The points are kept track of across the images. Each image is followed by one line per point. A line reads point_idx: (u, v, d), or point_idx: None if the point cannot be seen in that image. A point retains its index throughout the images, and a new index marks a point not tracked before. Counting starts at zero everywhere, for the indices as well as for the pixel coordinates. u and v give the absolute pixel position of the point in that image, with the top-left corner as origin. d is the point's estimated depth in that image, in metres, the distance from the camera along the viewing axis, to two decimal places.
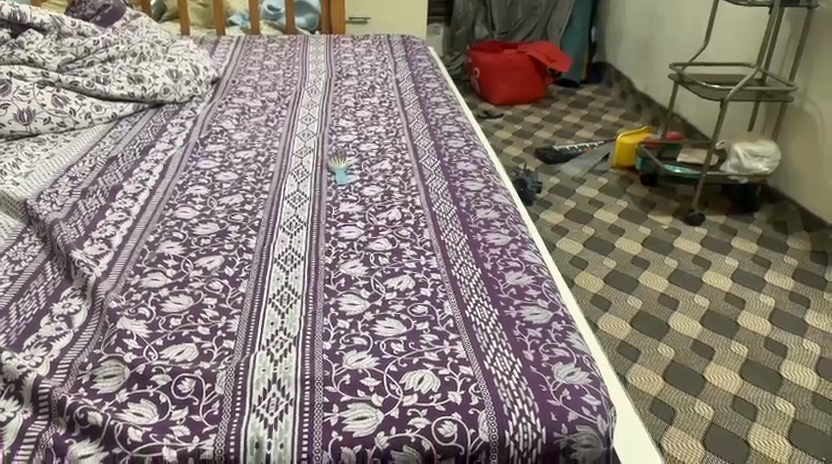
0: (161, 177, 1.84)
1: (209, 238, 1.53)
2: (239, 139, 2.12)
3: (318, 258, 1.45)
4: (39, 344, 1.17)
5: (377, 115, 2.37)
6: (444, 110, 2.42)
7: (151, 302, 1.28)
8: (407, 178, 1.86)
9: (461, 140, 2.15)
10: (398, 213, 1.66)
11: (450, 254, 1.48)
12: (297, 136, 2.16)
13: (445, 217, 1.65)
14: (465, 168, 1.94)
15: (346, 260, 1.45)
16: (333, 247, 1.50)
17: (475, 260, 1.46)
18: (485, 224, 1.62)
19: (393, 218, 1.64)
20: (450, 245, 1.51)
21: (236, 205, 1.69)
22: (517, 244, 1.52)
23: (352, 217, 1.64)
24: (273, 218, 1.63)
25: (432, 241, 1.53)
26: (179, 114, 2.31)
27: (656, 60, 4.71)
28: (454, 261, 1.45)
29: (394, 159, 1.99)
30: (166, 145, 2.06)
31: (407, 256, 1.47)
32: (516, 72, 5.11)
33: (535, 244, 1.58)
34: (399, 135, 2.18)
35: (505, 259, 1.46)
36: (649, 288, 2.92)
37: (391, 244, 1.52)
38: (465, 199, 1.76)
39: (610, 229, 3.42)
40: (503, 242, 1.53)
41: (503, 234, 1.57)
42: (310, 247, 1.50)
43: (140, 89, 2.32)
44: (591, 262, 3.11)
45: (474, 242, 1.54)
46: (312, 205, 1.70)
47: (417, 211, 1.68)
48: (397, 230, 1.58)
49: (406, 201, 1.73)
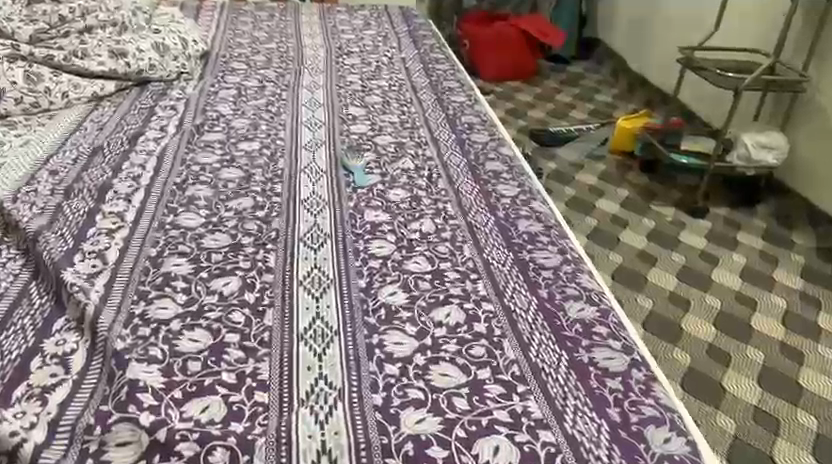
0: (156, 172, 1.63)
1: (222, 252, 1.34)
2: (239, 127, 1.90)
3: (350, 282, 1.29)
4: (32, 397, 0.99)
5: (389, 101, 2.16)
6: (460, 98, 2.22)
7: (163, 340, 1.11)
8: (433, 181, 1.69)
9: (486, 133, 1.98)
10: (431, 225, 1.50)
11: (498, 279, 1.34)
12: (303, 125, 1.94)
13: (484, 229, 1.50)
14: (494, 169, 1.78)
15: (382, 284, 1.29)
16: (364, 267, 1.34)
17: (527, 286, 1.33)
18: (527, 241, 1.48)
19: (424, 230, 1.47)
20: (495, 266, 1.37)
21: (248, 211, 1.50)
22: (569, 267, 1.40)
23: (379, 229, 1.47)
24: (292, 227, 1.45)
25: (475, 261, 1.38)
26: (167, 95, 2.07)
27: (651, 38, 4.55)
28: (504, 289, 1.31)
29: (415, 155, 1.81)
30: (157, 133, 1.83)
31: (450, 281, 1.32)
32: (507, 50, 4.87)
33: (587, 264, 1.44)
34: (416, 125, 1.99)
35: (561, 286, 1.34)
36: (658, 286, 2.81)
37: (429, 263, 1.36)
38: (500, 206, 1.60)
39: (613, 220, 3.29)
40: (553, 263, 1.40)
41: (551, 255, 1.44)
42: (339, 267, 1.33)
43: (123, 65, 2.06)
44: (595, 257, 2.99)
45: (522, 261, 1.41)
46: (332, 212, 1.51)
47: (451, 222, 1.52)
48: (431, 247, 1.42)
49: (437, 210, 1.56)
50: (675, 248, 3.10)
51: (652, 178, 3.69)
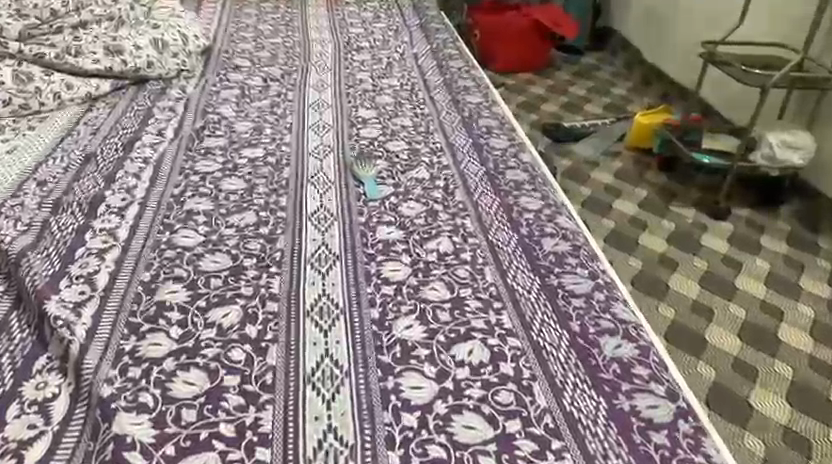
0: (153, 183, 1.52)
1: (221, 277, 1.29)
2: (242, 131, 1.79)
3: (362, 315, 1.25)
4: (6, 454, 0.94)
5: (401, 102, 2.04)
6: (477, 98, 2.09)
7: (154, 383, 1.07)
8: (449, 192, 1.63)
9: (503, 139, 1.89)
10: (449, 244, 1.45)
11: (525, 309, 1.30)
12: (309, 129, 1.84)
13: (507, 249, 1.46)
14: (514, 182, 1.69)
15: (402, 316, 1.26)
16: (379, 297, 1.30)
17: (558, 319, 1.29)
18: (549, 265, 1.43)
19: (441, 252, 1.43)
20: (521, 294, 1.34)
21: (250, 230, 1.42)
22: (601, 295, 1.36)
23: (392, 252, 1.42)
24: (301, 246, 1.40)
25: (498, 286, 1.35)
26: (166, 94, 1.95)
27: (662, 29, 4.37)
28: (531, 321, 1.28)
29: (430, 164, 1.74)
30: (154, 137, 1.71)
31: (473, 314, 1.27)
32: (514, 47, 4.66)
33: (621, 293, 1.39)
34: (430, 130, 1.90)
35: (595, 317, 1.31)
36: (680, 294, 2.69)
37: (448, 290, 1.32)
38: (521, 224, 1.55)
39: (631, 222, 3.17)
40: (585, 290, 1.37)
41: (581, 279, 1.40)
42: (350, 296, 1.29)
43: (120, 63, 1.95)
44: (614, 262, 2.87)
45: (550, 288, 1.37)
46: (340, 229, 1.47)
47: (469, 244, 1.46)
48: (446, 272, 1.37)
49: (454, 228, 1.51)
50: (697, 252, 2.98)
51: (672, 177, 3.54)
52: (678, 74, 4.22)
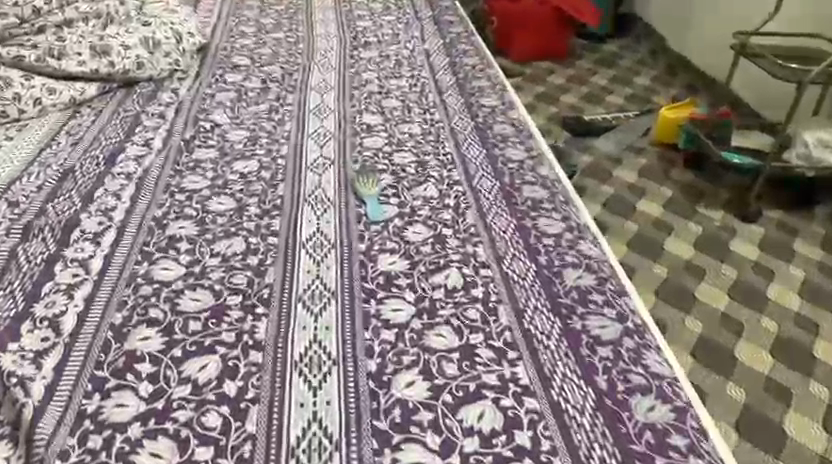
0: (133, 203, 1.43)
1: (201, 320, 1.20)
2: (236, 142, 1.66)
3: (358, 366, 1.15)
4: None
5: (410, 106, 1.86)
6: (492, 100, 1.91)
7: (117, 456, 0.98)
8: (460, 213, 1.49)
9: (520, 148, 1.72)
10: (458, 279, 1.32)
11: (542, 360, 1.17)
12: (308, 138, 1.70)
13: (524, 282, 1.33)
14: (531, 203, 1.54)
15: (405, 369, 1.14)
16: (378, 346, 1.18)
17: (582, 373, 1.17)
18: (568, 304, 1.30)
19: (448, 290, 1.30)
20: (538, 343, 1.21)
21: (237, 262, 1.32)
22: (632, 342, 1.23)
23: (394, 287, 1.30)
24: (294, 282, 1.29)
25: (513, 332, 1.22)
26: (156, 98, 1.81)
27: (688, 15, 4.14)
28: (550, 375, 1.15)
29: (439, 180, 1.59)
30: (140, 149, 1.59)
31: (483, 367, 1.15)
32: (529, 35, 4.41)
33: (652, 337, 1.26)
34: (440, 139, 1.73)
35: (624, 371, 1.17)
36: (708, 306, 2.53)
37: (457, 337, 1.20)
38: (540, 253, 1.41)
39: (657, 225, 3.00)
40: (612, 337, 1.24)
41: (606, 325, 1.26)
42: (345, 343, 1.18)
43: (106, 64, 1.81)
44: (638, 270, 2.71)
45: (572, 333, 1.24)
46: (335, 259, 1.35)
47: (480, 277, 1.33)
48: (452, 315, 1.25)
49: (464, 259, 1.37)
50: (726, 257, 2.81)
51: (699, 176, 3.35)
52: (704, 66, 4.02)
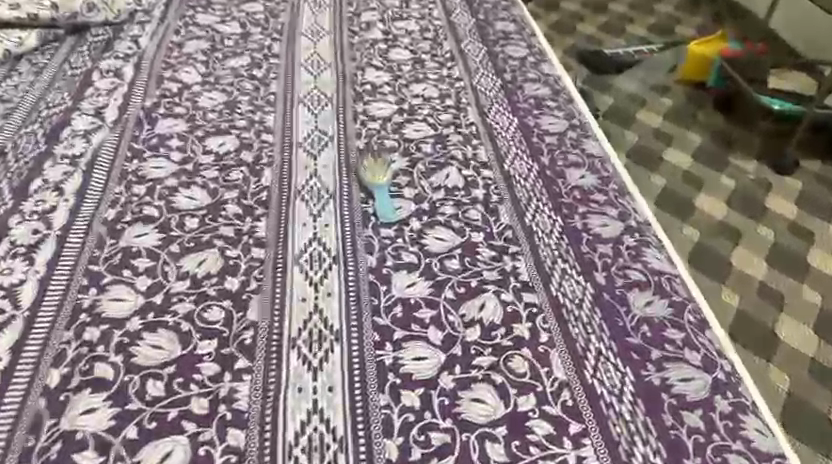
0: (80, 199, 1.10)
1: (163, 379, 0.89)
2: (208, 109, 1.33)
3: (375, 450, 0.83)
4: None
5: (421, 58, 1.53)
6: (520, 50, 1.59)
7: None
8: (491, 210, 1.14)
9: (558, 115, 1.39)
10: (496, 312, 0.99)
11: (622, 438, 0.86)
12: (300, 103, 1.36)
13: (584, 315, 1.00)
14: (579, 195, 1.19)
15: (438, 458, 0.83)
16: (399, 419, 0.87)
17: (669, 455, 0.86)
18: (640, 346, 0.97)
19: (483, 328, 0.97)
20: (607, 409, 0.89)
21: (209, 289, 1.00)
22: (726, 404, 0.92)
23: (415, 324, 0.97)
24: (287, 316, 0.97)
25: (577, 393, 0.90)
26: (112, 49, 1.48)
27: None
28: (627, 460, 0.85)
29: (464, 162, 1.23)
30: (90, 120, 1.27)
31: (539, 449, 0.84)
32: None
33: (751, 391, 0.96)
34: (460, 104, 1.39)
35: (720, 449, 0.87)
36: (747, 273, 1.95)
37: (501, 402, 0.89)
38: (597, 268, 1.07)
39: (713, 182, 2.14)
40: (702, 397, 0.92)
41: (691, 379, 0.94)
42: (355, 412, 0.87)
43: (48, 7, 1.47)
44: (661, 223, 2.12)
45: (654, 392, 0.92)
46: (337, 278, 1.03)
47: (522, 306, 1.00)
48: (492, 366, 0.93)
49: (502, 281, 1.03)
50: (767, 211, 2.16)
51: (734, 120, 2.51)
52: None
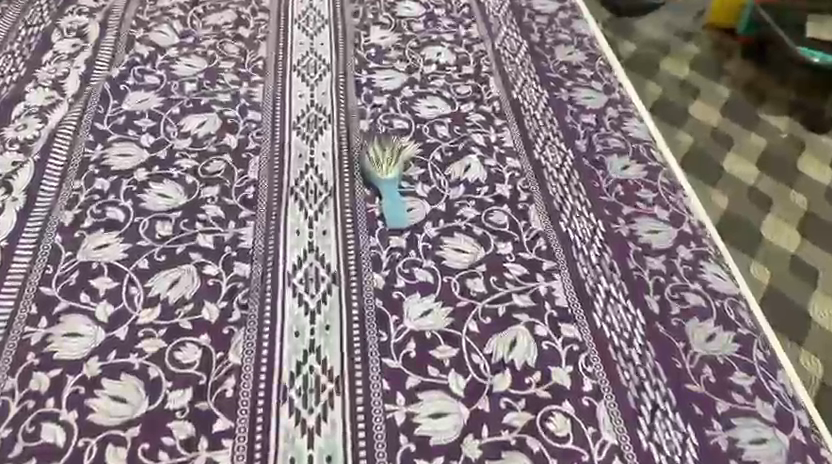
0: (32, 199, 0.92)
1: (126, 447, 0.68)
2: (186, 80, 1.13)
3: None
4: None
5: (435, 14, 1.31)
6: (550, 4, 1.36)
7: None
8: (520, 212, 0.95)
9: (596, 88, 1.19)
10: (531, 350, 0.78)
11: None
12: (293, 72, 1.16)
13: (644, 357, 0.79)
14: (624, 193, 1.00)
15: None
16: None
17: None
18: (703, 398, 0.76)
19: (516, 374, 0.75)
20: None
21: (183, 319, 0.79)
22: None
23: (431, 368, 0.76)
24: (277, 356, 0.75)
25: None
26: (75, 3, 1.27)
27: None
28: None
29: (485, 149, 1.05)
30: (47, 94, 1.08)
31: None
32: None
33: None
34: (480, 73, 1.19)
35: None
36: (785, 184, 1.44)
37: None
38: (648, 290, 0.87)
39: (739, 81, 1.66)
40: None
41: (766, 440, 0.74)
42: None
43: None
44: (685, 124, 1.56)
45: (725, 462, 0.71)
46: (339, 302, 0.82)
47: (561, 344, 0.79)
48: (527, 428, 0.71)
49: (537, 309, 0.83)
50: (814, 110, 1.59)
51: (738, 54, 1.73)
52: None
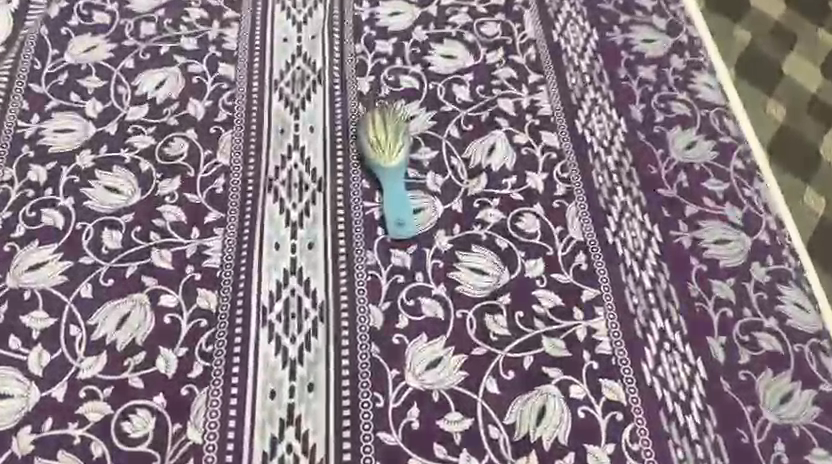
0: None
1: None
2: (142, 17, 0.90)
3: None
4: None
5: None
6: None
7: None
8: (555, 214, 0.76)
9: (658, 26, 0.94)
10: (562, 422, 0.63)
11: None
12: (275, 5, 0.92)
13: (702, 428, 0.64)
14: (688, 185, 0.80)
15: None
16: None
17: None
18: None
19: (542, 456, 0.62)
20: None
21: (132, 373, 0.64)
22: None
23: (440, 445, 0.62)
24: (248, 430, 0.62)
25: None
26: None
27: None
28: None
29: (513, 121, 0.83)
30: None
31: None
32: None
33: None
34: (513, 5, 0.94)
35: None
36: None
37: None
38: (712, 329, 0.70)
39: None
40: None
41: None
42: None
43: None
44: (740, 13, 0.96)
45: None
46: (326, 349, 0.66)
47: (601, 411, 0.64)
48: None
49: (572, 361, 0.67)
50: None
51: None
52: None
